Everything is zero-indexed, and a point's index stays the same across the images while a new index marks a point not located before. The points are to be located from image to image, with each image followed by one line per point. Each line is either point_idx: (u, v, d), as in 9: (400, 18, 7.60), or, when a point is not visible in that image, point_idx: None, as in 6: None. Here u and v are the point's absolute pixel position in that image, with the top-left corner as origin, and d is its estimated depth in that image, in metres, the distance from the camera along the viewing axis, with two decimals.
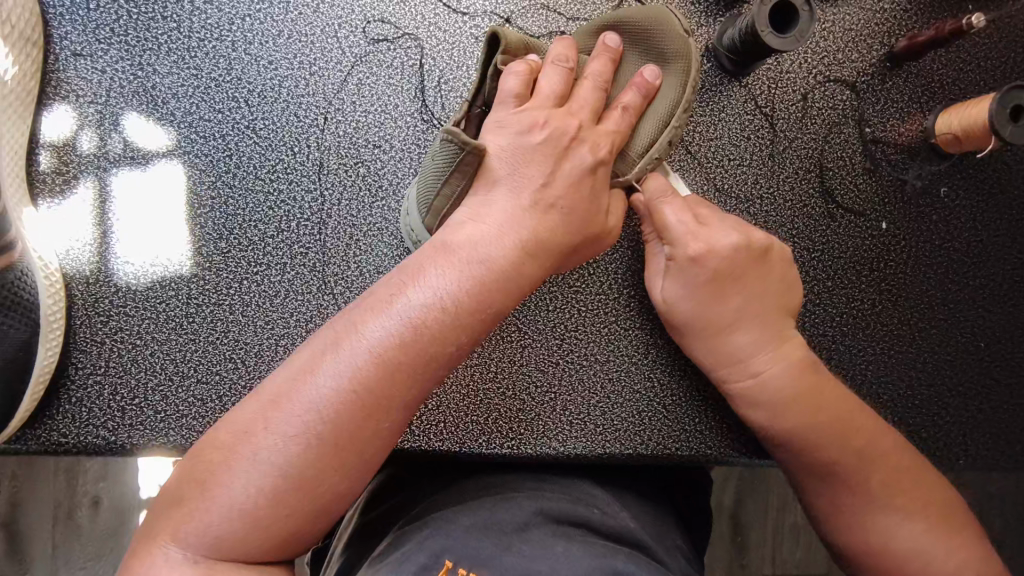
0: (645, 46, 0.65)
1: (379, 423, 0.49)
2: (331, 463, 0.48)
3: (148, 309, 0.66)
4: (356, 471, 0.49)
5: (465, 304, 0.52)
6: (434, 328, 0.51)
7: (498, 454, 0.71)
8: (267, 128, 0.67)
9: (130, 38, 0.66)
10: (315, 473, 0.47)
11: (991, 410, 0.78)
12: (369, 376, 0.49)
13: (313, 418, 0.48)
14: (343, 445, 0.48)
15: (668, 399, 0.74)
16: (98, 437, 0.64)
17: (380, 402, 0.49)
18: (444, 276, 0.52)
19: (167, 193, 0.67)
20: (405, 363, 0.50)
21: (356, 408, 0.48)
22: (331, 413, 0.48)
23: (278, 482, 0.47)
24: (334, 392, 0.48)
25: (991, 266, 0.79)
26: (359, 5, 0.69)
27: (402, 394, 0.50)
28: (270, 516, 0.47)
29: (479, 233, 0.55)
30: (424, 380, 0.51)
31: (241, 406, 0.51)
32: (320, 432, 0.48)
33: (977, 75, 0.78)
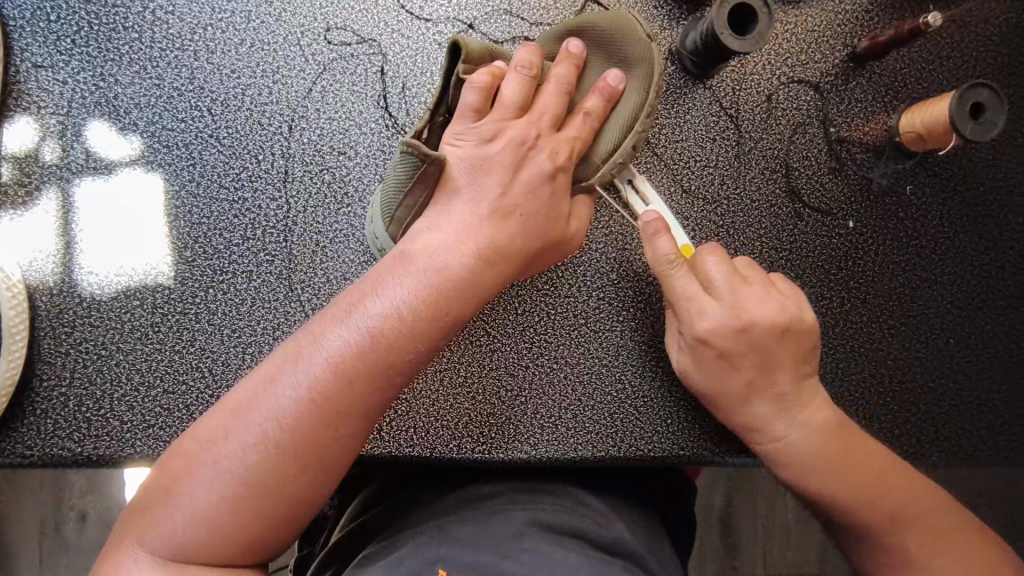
0: (608, 52, 0.65)
1: (341, 432, 0.49)
2: (293, 472, 0.48)
3: (113, 319, 0.66)
4: (319, 480, 0.49)
5: (423, 313, 0.52)
6: (395, 337, 0.51)
7: (469, 458, 0.71)
8: (230, 137, 0.68)
9: (91, 49, 0.66)
10: (275, 482, 0.47)
11: (963, 405, 0.78)
12: (329, 386, 0.49)
13: (273, 429, 0.48)
14: (302, 454, 0.48)
15: (639, 401, 0.74)
16: (64, 449, 0.64)
17: (342, 412, 0.49)
18: (403, 286, 0.53)
19: (131, 203, 0.67)
20: (366, 372, 0.50)
21: (317, 418, 0.48)
22: (292, 423, 0.48)
23: (238, 490, 0.47)
24: (294, 402, 0.48)
25: (959, 263, 0.79)
26: (321, 13, 0.69)
27: (364, 403, 0.50)
28: (232, 525, 0.47)
29: (438, 240, 0.55)
30: (387, 389, 0.51)
31: (204, 417, 0.51)
32: (280, 442, 0.48)
33: (939, 74, 0.79)
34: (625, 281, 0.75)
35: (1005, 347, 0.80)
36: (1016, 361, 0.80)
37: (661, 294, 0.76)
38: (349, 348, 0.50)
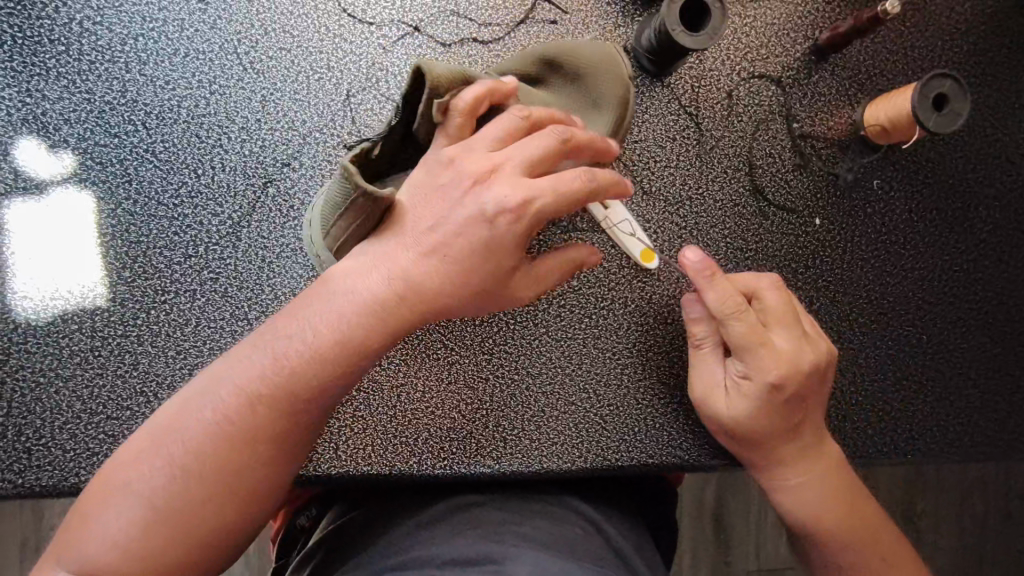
0: (581, 87, 0.65)
1: (258, 465, 0.52)
2: (209, 503, 0.51)
3: (49, 346, 0.63)
4: (235, 505, 0.52)
5: (337, 344, 0.53)
6: (306, 374, 0.52)
7: (429, 475, 0.69)
8: (167, 151, 0.65)
9: (16, 63, 0.64)
10: (189, 504, 0.50)
11: (938, 402, 0.77)
12: (240, 421, 0.51)
13: (188, 462, 0.51)
14: (215, 479, 0.51)
15: (605, 410, 0.72)
16: (4, 482, 0.61)
17: (255, 447, 0.52)
18: (318, 322, 0.53)
19: (67, 223, 0.64)
20: (278, 408, 0.52)
21: (229, 452, 0.51)
22: (205, 457, 0.51)
23: (153, 513, 0.50)
24: (208, 438, 0.51)
25: (929, 257, 0.78)
26: (258, 19, 0.67)
27: (278, 437, 0.53)
28: (149, 558, 0.50)
29: (366, 272, 0.54)
30: (304, 422, 0.53)
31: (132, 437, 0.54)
32: (194, 475, 0.51)
33: (903, 64, 0.77)
34: (587, 286, 0.73)
35: (980, 341, 0.78)
36: (991, 355, 0.78)
37: (624, 299, 0.74)
38: (258, 383, 0.52)
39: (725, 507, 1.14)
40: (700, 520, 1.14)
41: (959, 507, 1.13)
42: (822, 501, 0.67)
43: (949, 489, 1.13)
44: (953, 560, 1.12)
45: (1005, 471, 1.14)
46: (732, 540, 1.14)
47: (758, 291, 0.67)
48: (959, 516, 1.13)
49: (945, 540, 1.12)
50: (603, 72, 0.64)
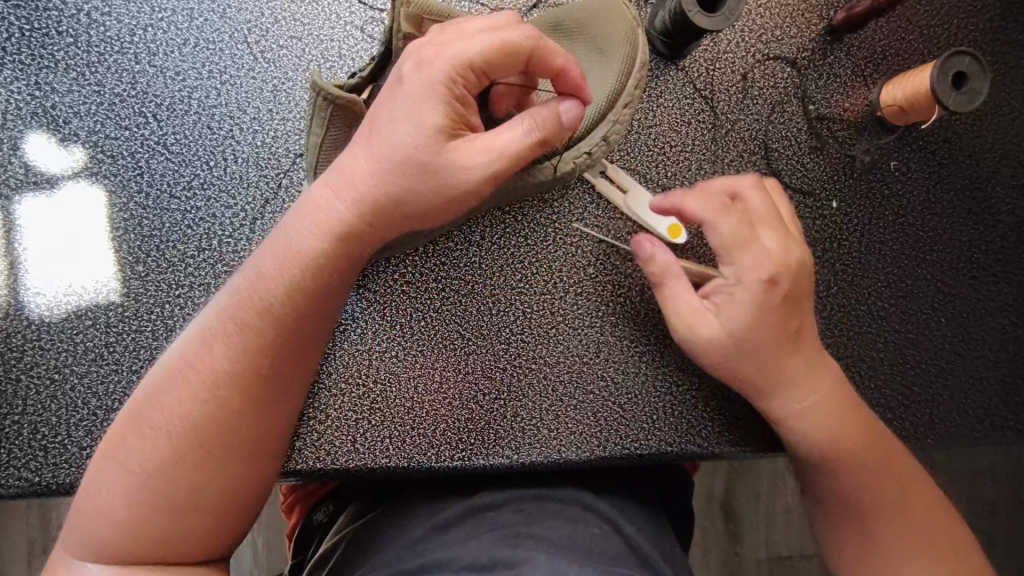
0: (590, 41, 0.66)
1: (237, 418, 0.55)
2: (198, 467, 0.55)
3: (64, 342, 0.62)
4: (227, 464, 0.55)
5: (293, 287, 0.55)
6: (268, 309, 0.55)
7: (448, 467, 0.68)
8: (178, 143, 0.64)
9: (24, 56, 0.63)
10: (182, 472, 0.54)
11: (958, 385, 0.76)
12: (211, 374, 0.55)
13: (170, 426, 0.54)
14: (200, 442, 0.55)
15: (624, 398, 0.71)
16: (21, 480, 0.60)
17: (232, 393, 0.55)
18: (276, 258, 0.56)
19: (78, 218, 0.63)
20: (247, 351, 0.55)
21: (205, 406, 0.54)
22: (184, 415, 0.55)
23: (149, 488, 0.54)
24: (182, 396, 0.55)
25: (947, 239, 0.77)
26: (268, 8, 0.66)
27: (250, 381, 0.56)
28: (157, 521, 0.54)
29: (325, 198, 0.55)
30: (277, 363, 0.56)
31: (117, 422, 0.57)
32: (178, 435, 0.54)
33: (919, 44, 0.76)
34: (603, 274, 0.73)
35: (999, 322, 0.77)
36: (1011, 336, 0.78)
37: (641, 286, 0.73)
38: (221, 335, 0.55)
39: (737, 496, 1.14)
40: (710, 512, 1.13)
41: (971, 491, 1.13)
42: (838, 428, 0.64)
43: (961, 473, 1.13)
44: None
45: (1017, 454, 1.14)
46: (744, 528, 1.13)
47: (741, 192, 0.67)
48: (971, 499, 1.12)
49: None
50: (609, 19, 0.65)
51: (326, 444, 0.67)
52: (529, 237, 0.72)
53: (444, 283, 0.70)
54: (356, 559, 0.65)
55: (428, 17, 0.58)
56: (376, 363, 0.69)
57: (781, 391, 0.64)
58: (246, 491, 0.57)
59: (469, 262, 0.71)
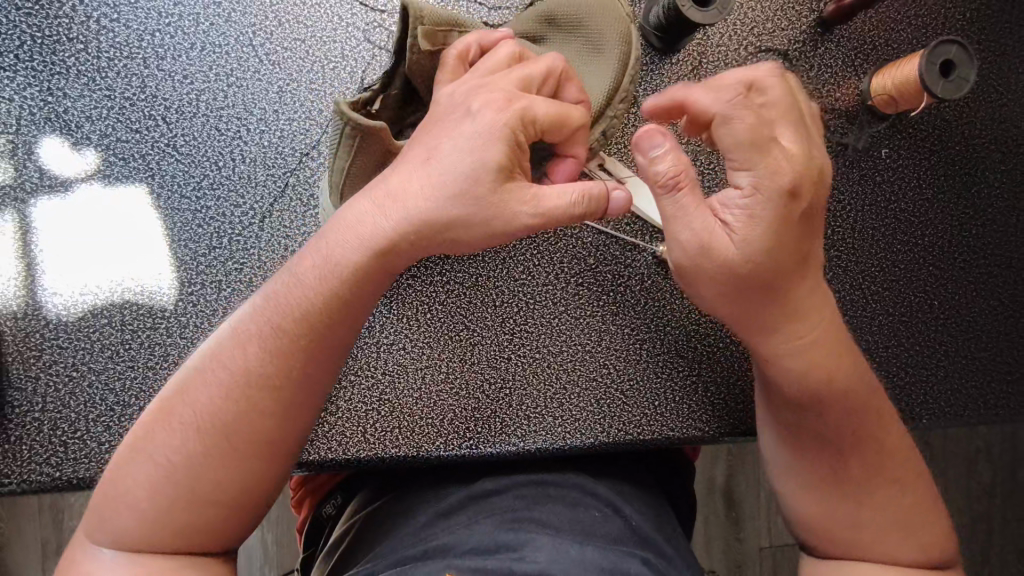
0: (584, 36, 0.67)
1: (268, 417, 0.57)
2: (223, 461, 0.56)
3: (81, 340, 0.64)
4: (250, 462, 0.57)
5: (330, 299, 0.57)
6: (303, 318, 0.57)
7: (456, 455, 0.70)
8: (188, 144, 0.66)
9: (36, 63, 0.64)
10: (207, 466, 0.56)
11: (951, 366, 0.78)
12: (244, 377, 0.57)
13: (200, 423, 0.56)
14: (227, 438, 0.56)
15: (626, 384, 0.73)
16: (42, 474, 0.62)
17: (264, 397, 0.57)
18: (314, 270, 0.58)
19: (94, 219, 0.65)
20: (281, 358, 0.57)
21: (236, 408, 0.56)
22: (216, 414, 0.56)
23: (175, 481, 0.56)
24: (217, 398, 0.56)
25: (938, 223, 0.79)
26: (271, 11, 0.68)
27: (281, 387, 0.57)
28: (177, 511, 0.55)
29: (368, 214, 0.57)
30: (308, 370, 0.58)
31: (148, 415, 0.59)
32: (207, 430, 0.56)
33: (908, 34, 0.78)
34: (603, 264, 0.75)
35: (990, 304, 0.79)
36: (1002, 317, 0.80)
37: (640, 276, 0.75)
38: (258, 339, 0.57)
39: (738, 482, 1.15)
40: (711, 499, 1.15)
41: (969, 473, 1.14)
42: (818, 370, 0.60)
43: (959, 456, 1.15)
44: (963, 526, 1.13)
45: (1012, 436, 1.15)
46: (745, 514, 1.15)
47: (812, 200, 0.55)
48: (968, 481, 1.14)
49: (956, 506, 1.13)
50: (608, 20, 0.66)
51: (336, 435, 0.68)
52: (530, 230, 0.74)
53: (449, 276, 0.72)
54: (366, 547, 0.67)
55: (438, 29, 0.61)
56: (384, 355, 0.70)
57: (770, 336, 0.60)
58: (259, 488, 0.58)
59: (472, 255, 0.73)
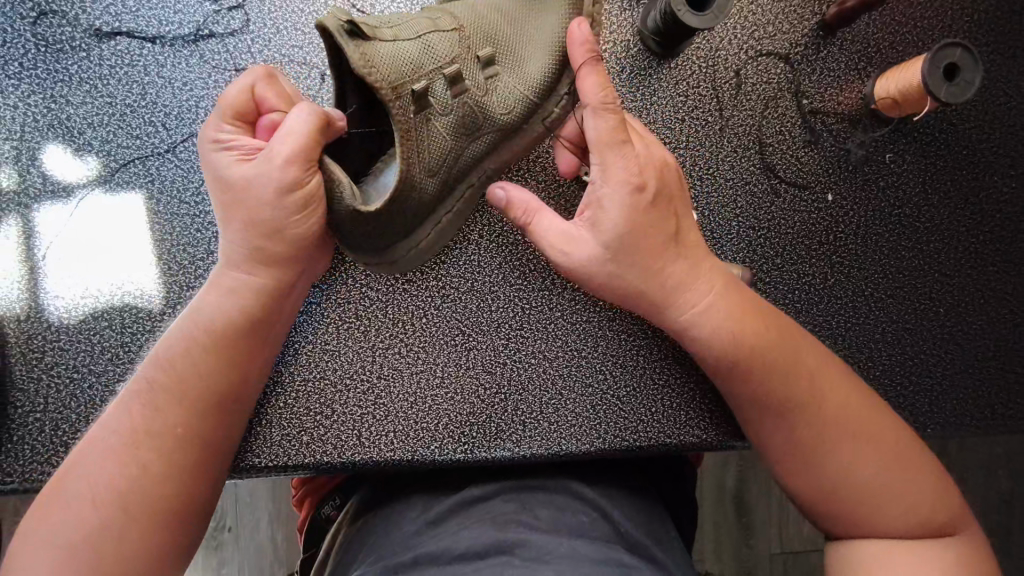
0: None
1: (176, 439, 0.57)
2: (160, 488, 0.56)
3: (82, 343, 0.65)
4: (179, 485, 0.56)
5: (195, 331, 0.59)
6: (184, 363, 0.58)
7: (451, 459, 0.70)
8: (187, 150, 0.67)
9: (40, 71, 0.66)
10: (155, 488, 0.55)
11: (957, 374, 0.76)
12: (172, 385, 0.58)
13: (144, 444, 0.56)
14: (167, 478, 0.56)
15: (622, 391, 0.73)
16: (44, 473, 0.62)
17: (184, 404, 0.57)
18: (212, 306, 0.59)
19: (95, 227, 0.66)
20: (171, 402, 0.57)
21: (152, 454, 0.56)
22: (140, 426, 0.57)
23: (131, 498, 0.55)
24: (116, 464, 0.55)
25: (945, 229, 0.77)
26: (270, 18, 0.69)
27: (187, 373, 0.58)
28: (182, 484, 0.57)
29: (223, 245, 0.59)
30: (187, 404, 0.58)
31: (125, 441, 0.56)
32: (143, 475, 0.55)
33: (914, 36, 0.77)
34: None
35: (998, 312, 0.78)
36: (1010, 325, 0.78)
37: None
38: (131, 432, 0.56)
39: (749, 489, 1.09)
40: (723, 504, 1.08)
41: (989, 480, 1.04)
42: (741, 331, 0.61)
43: None
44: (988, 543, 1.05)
45: None
46: (757, 521, 1.08)
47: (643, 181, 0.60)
48: None
49: (978, 517, 1.03)
50: None
51: (332, 438, 0.69)
52: (526, 235, 0.74)
53: (445, 281, 0.73)
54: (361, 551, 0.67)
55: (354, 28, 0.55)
56: (379, 359, 0.71)
57: (757, 360, 0.61)
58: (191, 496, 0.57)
59: (469, 259, 0.73)
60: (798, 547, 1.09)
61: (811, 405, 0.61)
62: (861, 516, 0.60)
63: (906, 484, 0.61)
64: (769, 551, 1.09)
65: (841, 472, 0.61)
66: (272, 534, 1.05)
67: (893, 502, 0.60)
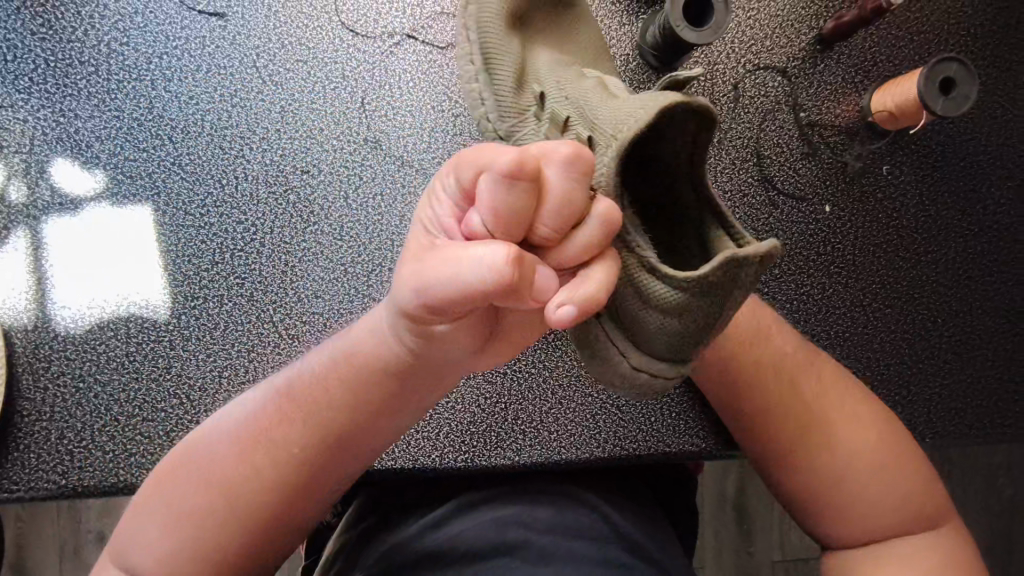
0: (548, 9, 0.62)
1: (269, 475, 0.51)
2: (235, 517, 0.51)
3: (89, 353, 0.66)
4: (252, 521, 0.52)
5: (324, 383, 0.51)
6: (315, 391, 0.51)
7: (452, 467, 0.70)
8: (192, 163, 0.68)
9: (49, 85, 0.67)
10: (226, 513, 0.51)
11: (955, 385, 0.77)
12: (309, 417, 0.51)
13: (239, 462, 0.51)
14: (248, 506, 0.51)
15: (620, 400, 0.74)
16: (49, 482, 0.63)
17: (298, 437, 0.51)
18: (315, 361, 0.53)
19: (101, 239, 0.68)
20: (291, 429, 0.51)
21: (244, 475, 0.51)
22: (251, 441, 0.52)
23: (198, 516, 0.51)
24: (224, 463, 0.52)
25: (942, 239, 0.78)
26: (274, 33, 0.70)
27: (304, 407, 0.51)
28: (244, 524, 0.51)
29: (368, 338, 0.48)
30: (301, 439, 0.51)
31: (231, 448, 0.52)
32: (225, 492, 0.51)
33: (911, 49, 0.78)
34: None
35: (995, 321, 0.78)
36: (1008, 336, 0.78)
37: None
38: (242, 445, 0.52)
39: (749, 496, 1.09)
40: (724, 513, 1.09)
41: (991, 490, 1.04)
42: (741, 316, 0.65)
43: None
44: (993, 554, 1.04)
45: None
46: (757, 529, 1.09)
47: None
48: None
49: (979, 527, 1.03)
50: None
51: None
52: None
53: None
54: None
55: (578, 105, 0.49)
56: None
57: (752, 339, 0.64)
58: (253, 537, 0.52)
59: None
60: (799, 556, 1.10)
61: (802, 390, 0.63)
62: (852, 514, 0.60)
63: (893, 490, 0.61)
64: (770, 560, 1.09)
65: (834, 466, 0.61)
66: None
67: (872, 506, 0.60)
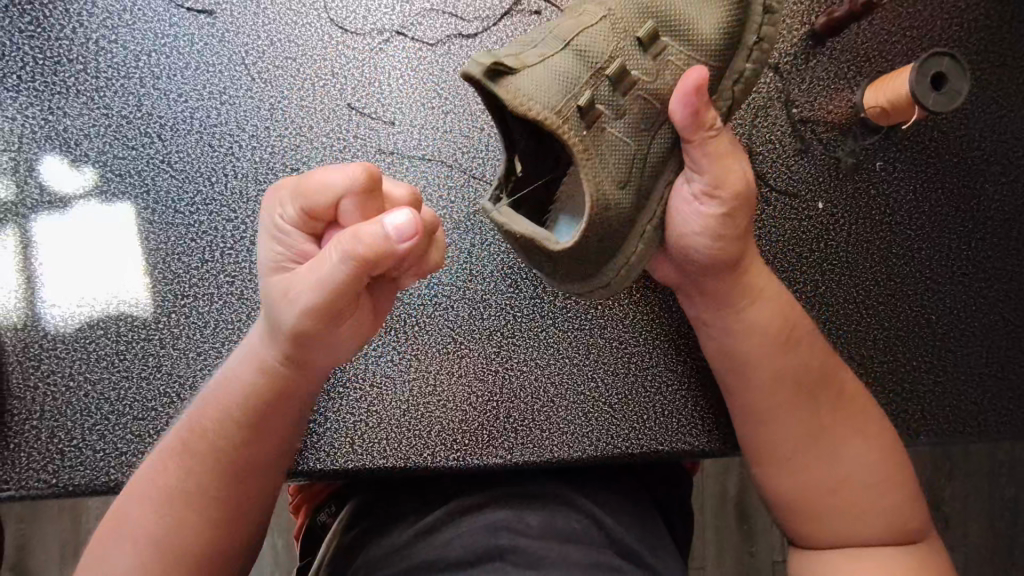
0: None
1: (230, 450, 0.56)
2: (206, 496, 0.56)
3: (78, 351, 0.66)
4: (220, 502, 0.56)
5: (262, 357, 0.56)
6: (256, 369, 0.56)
7: (444, 466, 0.70)
8: (181, 160, 0.68)
9: (37, 83, 0.67)
10: (198, 497, 0.56)
11: (950, 382, 0.76)
12: (252, 392, 0.56)
13: (199, 446, 0.56)
14: (216, 487, 0.56)
15: (613, 399, 0.73)
16: (40, 481, 0.63)
17: (242, 413, 0.56)
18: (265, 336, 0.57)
19: (90, 237, 0.67)
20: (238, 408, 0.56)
21: (206, 456, 0.56)
22: (208, 424, 0.56)
23: (173, 505, 0.55)
24: (182, 452, 0.56)
25: (936, 236, 0.78)
26: (263, 30, 0.70)
27: (251, 385, 0.56)
28: (216, 502, 0.56)
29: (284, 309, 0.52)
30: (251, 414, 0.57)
31: (191, 435, 0.57)
32: (192, 475, 0.56)
33: (904, 45, 0.78)
34: None
35: (989, 318, 0.78)
36: (1003, 333, 0.78)
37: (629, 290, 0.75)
38: (197, 430, 0.57)
39: (750, 495, 1.08)
40: (724, 512, 1.08)
41: (991, 487, 1.03)
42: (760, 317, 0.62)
43: None
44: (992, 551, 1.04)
45: None
46: (758, 527, 1.08)
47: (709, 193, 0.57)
48: None
49: (978, 524, 1.02)
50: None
51: (326, 445, 0.70)
52: None
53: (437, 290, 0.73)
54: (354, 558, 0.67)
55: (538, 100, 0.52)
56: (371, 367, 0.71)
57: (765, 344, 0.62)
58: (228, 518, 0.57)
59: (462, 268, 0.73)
60: None
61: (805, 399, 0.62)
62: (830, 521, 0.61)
63: (879, 500, 0.61)
64: (771, 559, 1.08)
65: (819, 473, 0.62)
66: (272, 542, 1.05)
67: (856, 513, 0.61)
